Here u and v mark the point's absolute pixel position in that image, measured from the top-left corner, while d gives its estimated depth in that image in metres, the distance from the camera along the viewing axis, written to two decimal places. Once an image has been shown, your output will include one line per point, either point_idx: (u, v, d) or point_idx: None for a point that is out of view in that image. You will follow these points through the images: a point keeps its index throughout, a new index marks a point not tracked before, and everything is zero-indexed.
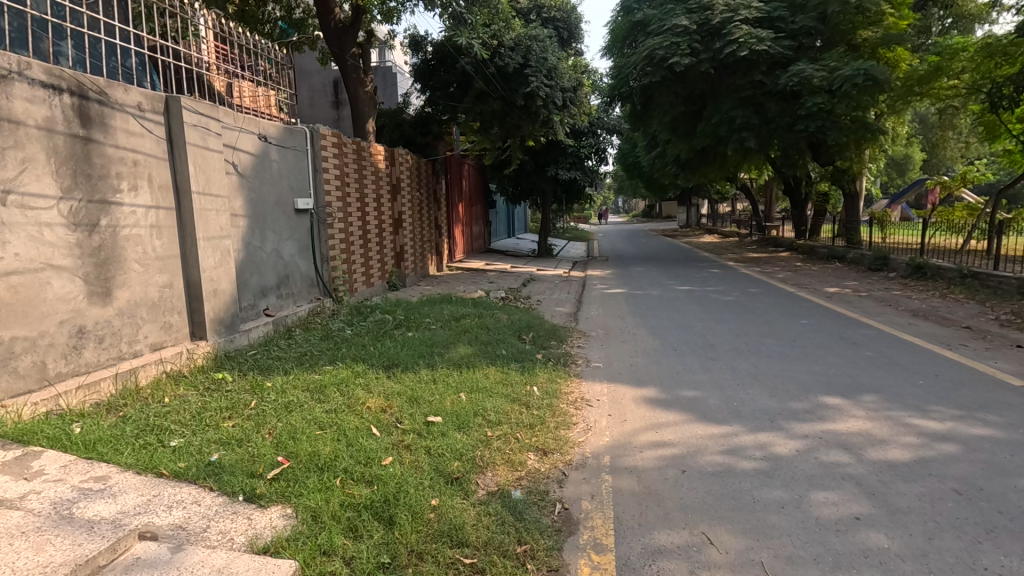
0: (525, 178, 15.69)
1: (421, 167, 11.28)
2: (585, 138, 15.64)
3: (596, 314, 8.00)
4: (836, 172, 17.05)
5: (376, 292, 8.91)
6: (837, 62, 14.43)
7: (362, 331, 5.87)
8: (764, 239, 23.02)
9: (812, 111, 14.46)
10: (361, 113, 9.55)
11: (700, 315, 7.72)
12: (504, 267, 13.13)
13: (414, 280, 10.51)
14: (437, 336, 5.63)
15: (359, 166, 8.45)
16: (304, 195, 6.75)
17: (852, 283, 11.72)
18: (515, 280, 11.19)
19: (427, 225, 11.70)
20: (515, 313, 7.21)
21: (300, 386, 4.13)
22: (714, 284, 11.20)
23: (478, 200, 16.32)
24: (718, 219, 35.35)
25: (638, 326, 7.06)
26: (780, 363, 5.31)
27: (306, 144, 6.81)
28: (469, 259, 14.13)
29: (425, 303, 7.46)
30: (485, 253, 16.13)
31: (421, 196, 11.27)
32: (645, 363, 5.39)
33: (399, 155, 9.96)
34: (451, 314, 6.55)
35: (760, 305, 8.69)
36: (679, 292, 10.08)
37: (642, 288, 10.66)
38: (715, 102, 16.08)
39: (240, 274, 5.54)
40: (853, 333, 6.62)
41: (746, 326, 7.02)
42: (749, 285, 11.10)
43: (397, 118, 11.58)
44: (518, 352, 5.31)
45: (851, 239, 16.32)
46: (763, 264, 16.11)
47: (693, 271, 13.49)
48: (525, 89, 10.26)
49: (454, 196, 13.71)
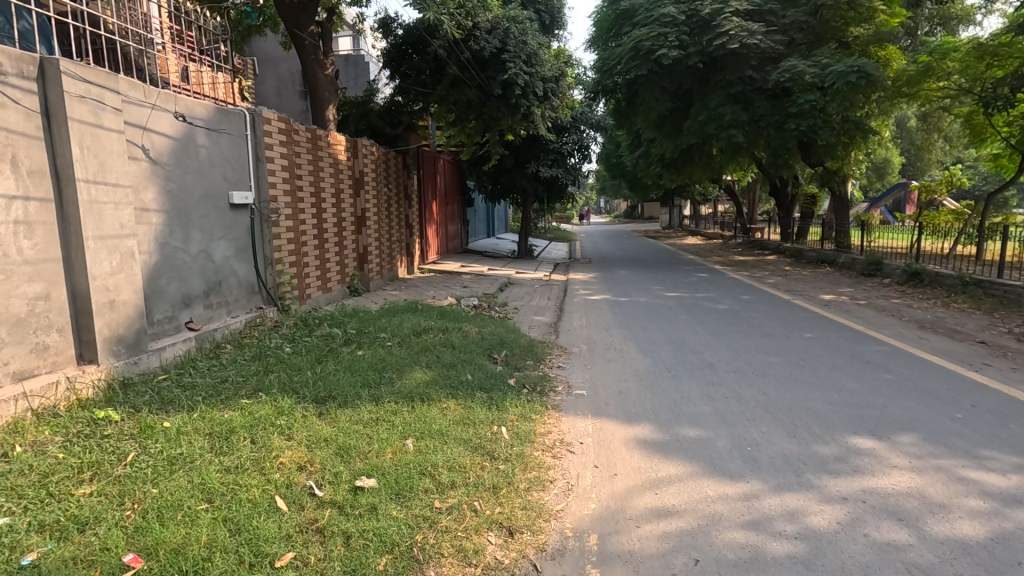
0: (504, 175, 14.85)
1: (390, 161, 10.36)
2: (568, 134, 14.82)
3: (579, 325, 7.19)
4: (825, 174, 16.58)
5: (335, 298, 8.00)
6: (829, 58, 13.87)
7: (303, 349, 4.97)
8: (749, 242, 22.55)
9: (803, 109, 13.90)
10: (321, 98, 8.58)
11: (694, 328, 6.96)
12: (481, 270, 12.28)
13: (380, 284, 9.59)
14: (392, 356, 4.75)
15: (315, 158, 7.50)
16: (242, 188, 5.80)
17: (847, 289, 11.11)
18: (491, 284, 10.34)
19: (397, 223, 10.80)
20: (489, 325, 6.37)
21: (201, 430, 3.21)
22: (704, 289, 10.52)
23: (454, 198, 15.42)
24: (701, 220, 34.97)
25: (626, 340, 6.26)
26: (794, 391, 4.54)
27: (245, 129, 5.86)
28: (444, 260, 13.24)
29: (386, 312, 6.56)
30: (461, 253, 15.27)
31: (389, 192, 10.36)
32: (637, 390, 4.58)
33: (364, 147, 9.03)
34: (412, 327, 5.67)
35: (757, 316, 7.97)
36: (667, 299, 9.36)
37: (628, 294, 9.90)
38: (703, 98, 15.43)
39: (153, 282, 4.59)
40: (865, 350, 5.91)
41: (746, 341, 6.28)
42: (740, 291, 10.43)
43: (365, 106, 10.61)
44: (487, 377, 4.47)
45: (840, 243, 15.82)
46: (751, 267, 15.51)
47: (680, 275, 12.80)
48: (503, 77, 9.39)
49: (428, 193, 12.78)
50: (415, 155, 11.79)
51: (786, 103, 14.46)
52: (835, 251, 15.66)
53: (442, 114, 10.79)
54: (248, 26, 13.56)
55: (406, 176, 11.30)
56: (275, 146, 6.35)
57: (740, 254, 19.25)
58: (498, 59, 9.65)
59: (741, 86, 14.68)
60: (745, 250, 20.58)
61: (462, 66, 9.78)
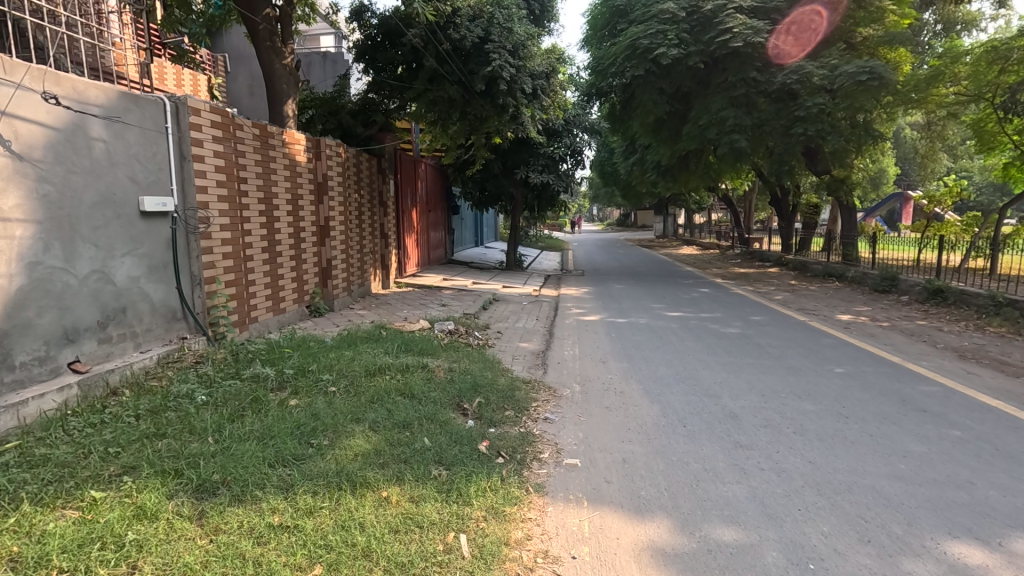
0: (491, 181, 13.85)
1: (362, 165, 9.33)
2: (561, 138, 13.83)
3: (570, 355, 6.15)
4: (833, 181, 15.24)
5: (291, 320, 6.95)
6: (838, 59, 13.04)
7: (220, 399, 3.90)
8: (748, 253, 21.69)
9: (811, 112, 13.05)
10: (278, 91, 7.52)
11: (705, 359, 5.97)
12: (465, 284, 11.25)
13: (347, 301, 8.52)
14: (330, 410, 3.69)
15: (265, 158, 6.44)
16: (159, 192, 4.73)
17: (864, 307, 10.17)
18: (474, 301, 9.30)
19: (370, 233, 9.77)
20: (464, 358, 5.34)
21: (3, 552, 2.14)
22: (709, 307, 9.56)
23: (438, 205, 14.39)
24: (696, 230, 34.21)
25: (628, 378, 5.22)
26: (846, 458, 3.53)
27: (164, 121, 4.79)
28: (425, 272, 12.20)
29: (342, 342, 5.49)
30: (445, 264, 14.23)
31: (360, 198, 9.32)
32: (645, 457, 3.54)
33: (330, 148, 8.00)
34: (366, 364, 4.61)
35: (773, 341, 6.99)
36: (670, 319, 8.38)
37: (626, 313, 8.92)
38: (704, 101, 14.57)
39: (15, 313, 3.51)
40: (914, 393, 4.92)
41: (769, 379, 5.27)
42: (748, 309, 9.48)
43: (333, 103, 9.54)
44: (449, 441, 3.42)
45: (847, 255, 14.96)
46: (755, 281, 14.59)
47: (680, 290, 11.86)
48: (485, 71, 8.43)
49: (407, 199, 11.72)
50: (391, 157, 10.74)
51: (793, 106, 13.61)
52: (841, 264, 14.80)
53: (419, 113, 9.80)
54: (214, 16, 12.49)
55: (380, 181, 10.27)
56: (209, 143, 5.28)
57: (739, 266, 18.38)
58: (481, 52, 8.70)
59: (744, 88, 13.82)
60: (744, 262, 19.71)
61: (441, 59, 8.82)
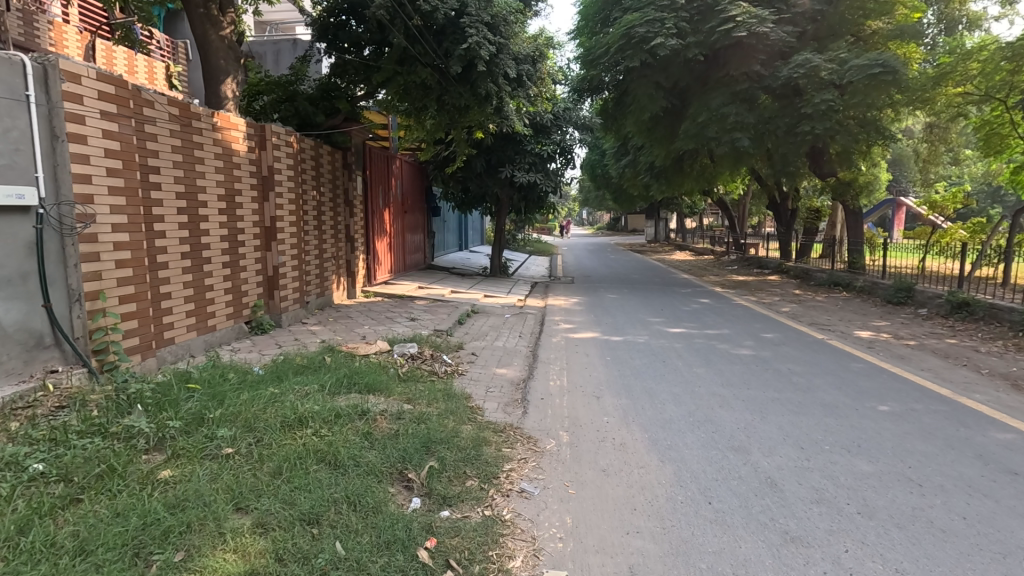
0: (473, 180, 12.77)
1: (319, 158, 8.18)
2: (549, 134, 12.71)
3: (555, 387, 5.06)
4: (839, 184, 14.23)
5: (221, 340, 5.78)
6: (848, 52, 12.12)
7: (59, 468, 2.74)
8: (745, 259, 20.79)
9: (818, 109, 12.13)
10: (213, 68, 6.38)
11: (719, 393, 4.90)
12: (441, 293, 10.13)
13: (301, 315, 7.36)
14: (206, 495, 2.55)
15: (186, 145, 5.28)
16: (13, 179, 3.56)
17: (882, 322, 9.19)
18: (448, 315, 8.19)
19: (332, 236, 8.63)
20: (422, 397, 4.25)
21: None
22: (713, 322, 8.54)
23: (416, 206, 13.24)
24: (688, 235, 33.38)
25: (628, 423, 4.14)
26: (950, 566, 2.45)
27: (24, 87, 3.63)
28: (398, 279, 11.04)
29: (270, 376, 4.35)
30: (423, 270, 13.11)
31: (319, 197, 8.18)
32: (662, 564, 2.44)
33: (280, 137, 6.85)
34: (284, 408, 3.49)
35: (795, 366, 5.96)
36: (671, 337, 7.33)
37: (621, 328, 7.87)
38: (702, 97, 13.65)
39: None
40: (992, 445, 3.86)
41: (804, 423, 4.20)
42: (757, 324, 8.49)
43: (293, 89, 8.39)
44: (372, 548, 2.30)
45: (854, 263, 14.04)
46: (756, 290, 13.62)
47: (678, 301, 10.85)
48: (461, 48, 7.38)
49: (379, 200, 10.57)
50: (358, 152, 9.60)
51: (799, 103, 12.69)
52: (847, 273, 13.87)
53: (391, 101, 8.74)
54: None
55: (344, 177, 9.12)
56: (96, 121, 4.12)
57: (737, 273, 17.43)
58: (457, 28, 7.65)
59: (746, 83, 12.87)
60: (741, 269, 18.79)
61: (413, 37, 7.78)
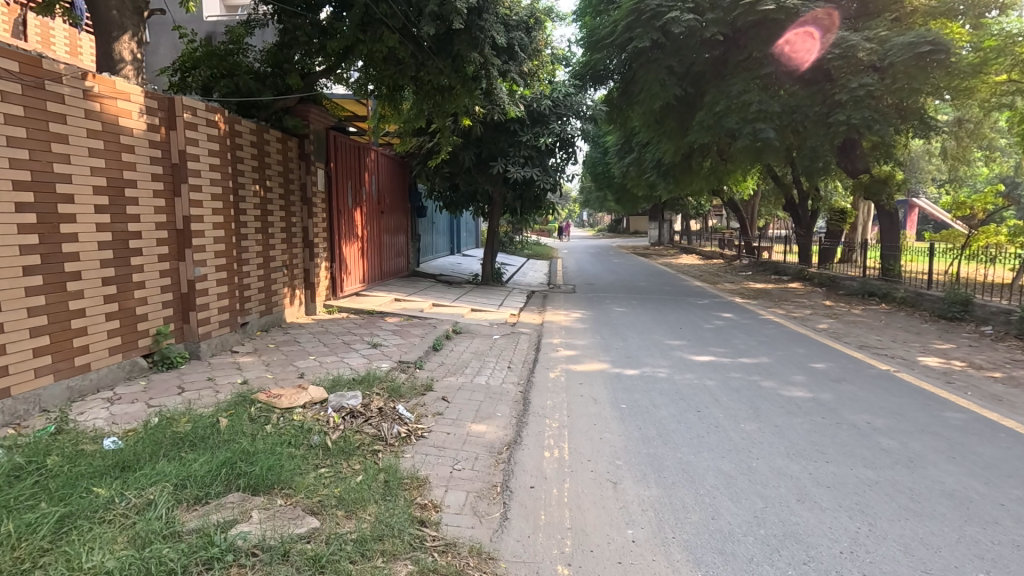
0: (461, 176, 11.32)
1: (265, 145, 6.65)
2: (547, 124, 11.15)
3: (552, 461, 3.53)
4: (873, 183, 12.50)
5: (98, 384, 4.26)
6: (889, 31, 10.63)
7: None
8: (759, 264, 19.27)
9: (854, 95, 10.64)
10: (102, 21, 4.87)
11: (793, 476, 3.36)
12: (419, 307, 8.61)
13: (233, 340, 5.83)
14: None
15: (35, 114, 3.77)
16: None
17: (946, 345, 7.64)
18: (423, 337, 6.68)
19: (280, 240, 7.06)
20: (345, 502, 2.73)
21: None
22: (745, 346, 7.01)
23: (399, 207, 11.71)
24: (693, 237, 31.83)
25: (665, 544, 2.63)
26: None
27: None
28: (372, 290, 9.50)
29: (114, 461, 2.83)
30: (405, 278, 11.62)
31: (262, 192, 6.64)
32: None
33: (200, 114, 5.30)
34: (65, 558, 1.96)
35: (876, 419, 4.42)
36: (698, 369, 5.81)
37: (635, 354, 6.39)
38: (719, 84, 12.20)
39: None
40: None
41: (943, 542, 2.68)
42: (799, 349, 6.94)
43: (234, 60, 6.84)
44: None
45: (890, 271, 12.49)
46: (780, 300, 12.13)
47: (696, 316, 9.34)
48: (433, 3, 6.02)
49: (349, 198, 9.00)
50: (324, 141, 8.07)
51: (831, 89, 11.20)
52: (882, 281, 12.35)
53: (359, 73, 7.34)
54: None
55: (299, 169, 7.57)
56: None
57: (754, 280, 15.92)
58: None
59: (771, 66, 11.37)
60: (757, 275, 17.24)
61: None
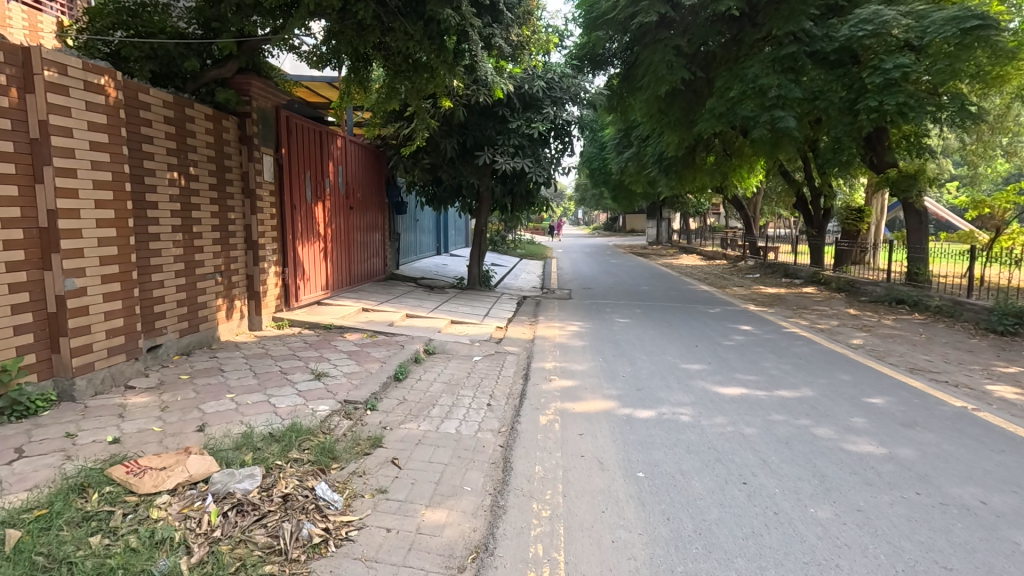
0: (444, 168, 10.05)
1: (186, 123, 5.33)
2: (541, 109, 9.86)
3: None
4: (903, 177, 10.83)
5: None
6: (927, 4, 9.44)
7: None
8: (767, 265, 18.08)
9: (889, 77, 9.41)
10: None
11: None
12: (389, 320, 7.30)
13: (133, 372, 4.53)
14: None
15: None
16: None
17: (1013, 368, 6.44)
18: (385, 363, 5.39)
19: (211, 241, 5.76)
20: None
21: None
22: (779, 372, 5.77)
23: (373, 203, 10.34)
24: (693, 236, 30.61)
25: None
26: None
27: None
28: (336, 299, 8.17)
29: None
30: (381, 283, 10.32)
31: (183, 181, 5.31)
32: None
33: (74, 72, 3.95)
34: None
35: (990, 495, 3.19)
36: (730, 409, 4.57)
37: (648, 385, 5.13)
38: (733, 66, 10.99)
39: None
40: None
41: None
42: (844, 376, 5.71)
43: (151, 19, 5.28)
44: None
45: (918, 276, 11.26)
46: (799, 308, 10.92)
47: (712, 330, 8.11)
48: None
49: (307, 192, 7.65)
50: (274, 122, 6.76)
51: (859, 72, 10.00)
52: (910, 287, 11.17)
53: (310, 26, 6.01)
54: None
55: (238, 154, 6.24)
56: None
57: (764, 284, 14.74)
58: None
59: (793, 46, 10.15)
60: (766, 279, 16.02)
61: None
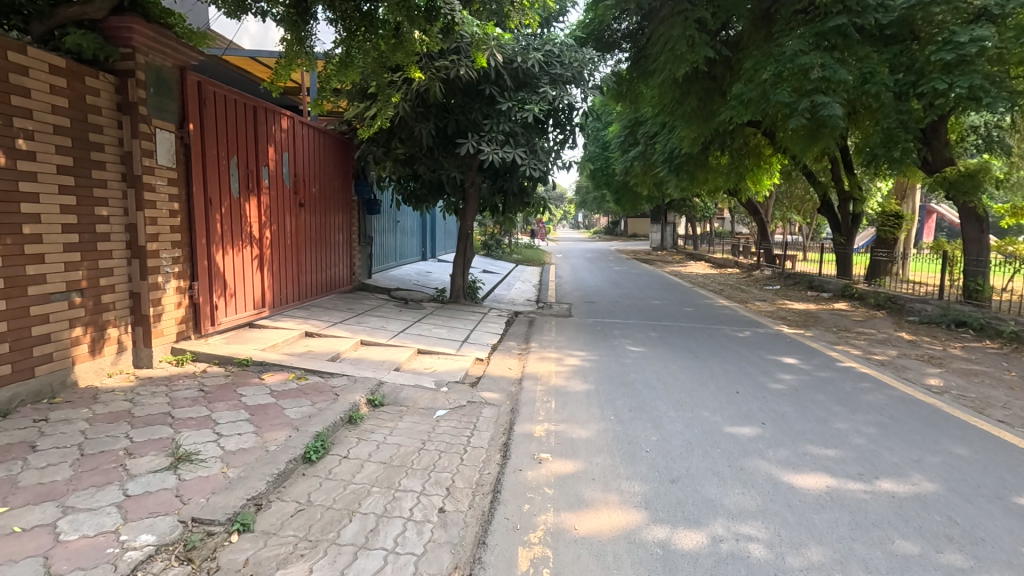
0: (421, 159, 8.41)
1: (9, 75, 3.65)
2: (536, 88, 8.20)
3: None
4: (965, 179, 9.21)
5: None
6: None
7: None
8: (787, 276, 16.39)
9: (962, 52, 7.74)
10: None
11: None
12: (332, 351, 5.56)
13: None
14: None
15: None
16: None
17: None
18: (299, 430, 3.68)
19: (61, 247, 4.06)
20: None
21: None
22: (867, 442, 4.07)
23: (334, 201, 8.62)
24: (699, 241, 28.91)
25: None
26: None
27: None
28: (275, 320, 6.45)
29: None
30: (344, 296, 8.61)
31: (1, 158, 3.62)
32: None
33: None
34: None
35: None
36: (825, 528, 2.85)
37: (686, 473, 3.42)
38: (765, 45, 9.33)
39: None
40: None
41: None
42: (960, 450, 4.00)
43: None
44: None
45: (978, 294, 9.58)
46: (842, 330, 9.23)
47: (750, 364, 6.42)
48: None
49: (230, 184, 5.89)
50: (178, 89, 5.06)
51: (921, 49, 8.34)
52: (970, 307, 9.49)
53: None
54: None
55: (117, 127, 4.54)
56: None
57: (789, 298, 13.06)
58: None
59: (841, 17, 8.48)
60: (788, 291, 14.32)
61: None
